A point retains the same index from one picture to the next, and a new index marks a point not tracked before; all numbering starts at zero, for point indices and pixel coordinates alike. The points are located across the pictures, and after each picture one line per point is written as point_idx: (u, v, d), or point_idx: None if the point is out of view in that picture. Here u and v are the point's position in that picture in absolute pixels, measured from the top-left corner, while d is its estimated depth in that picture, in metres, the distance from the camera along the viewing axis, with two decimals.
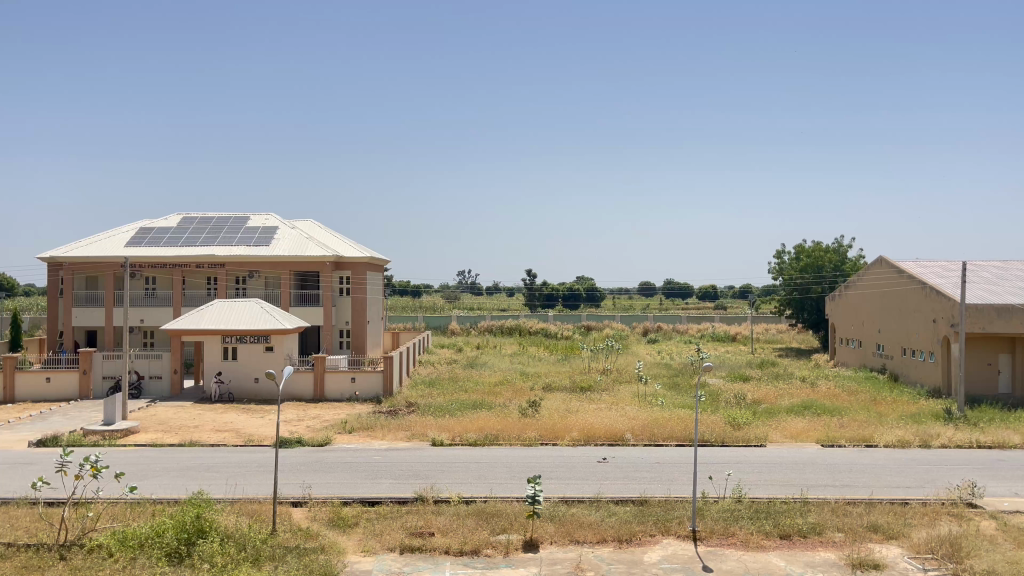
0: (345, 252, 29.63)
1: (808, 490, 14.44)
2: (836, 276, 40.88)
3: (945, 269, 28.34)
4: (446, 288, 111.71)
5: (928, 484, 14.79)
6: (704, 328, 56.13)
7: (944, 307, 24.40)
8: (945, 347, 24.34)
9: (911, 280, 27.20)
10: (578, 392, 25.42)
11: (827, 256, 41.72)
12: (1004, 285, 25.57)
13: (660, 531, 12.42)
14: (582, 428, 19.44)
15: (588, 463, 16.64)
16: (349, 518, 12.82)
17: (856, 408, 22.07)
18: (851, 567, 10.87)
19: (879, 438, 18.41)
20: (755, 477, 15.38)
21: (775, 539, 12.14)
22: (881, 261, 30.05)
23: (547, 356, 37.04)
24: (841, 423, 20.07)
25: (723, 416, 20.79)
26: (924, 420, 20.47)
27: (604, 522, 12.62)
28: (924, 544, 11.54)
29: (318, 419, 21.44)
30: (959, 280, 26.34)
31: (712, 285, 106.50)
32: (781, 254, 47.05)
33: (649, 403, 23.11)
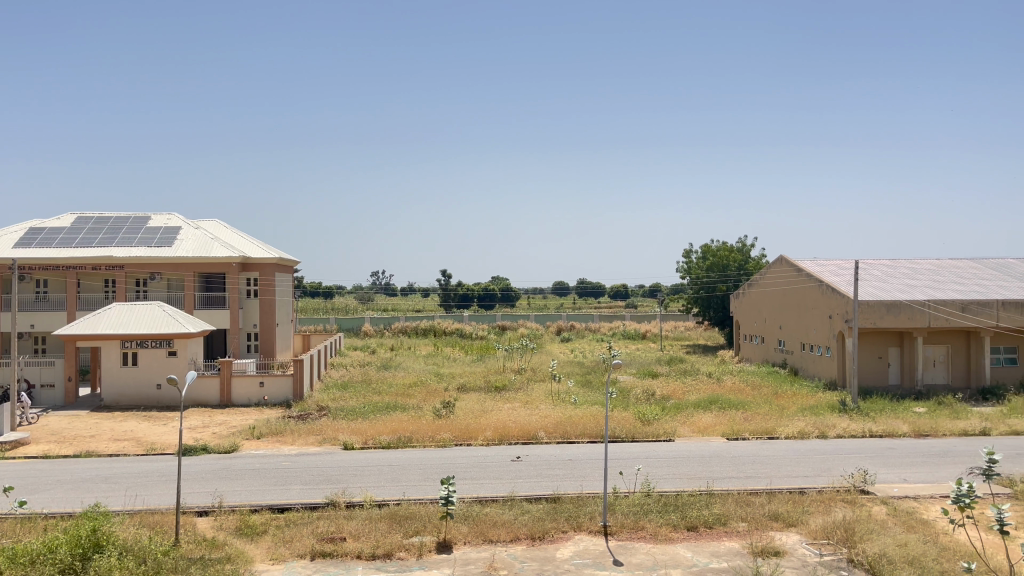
0: (252, 252, 28.92)
1: (713, 482, 14.91)
2: (740, 275, 42.43)
3: (839, 267, 29.69)
4: (357, 290, 110.49)
5: (824, 472, 15.48)
6: (616, 326, 57.19)
7: (838, 304, 25.56)
8: (840, 341, 25.50)
9: (809, 277, 28.34)
10: (493, 391, 25.47)
11: (733, 256, 43.27)
12: (893, 283, 26.95)
13: (572, 527, 12.61)
14: (496, 428, 19.51)
15: (501, 463, 16.71)
16: (257, 526, 12.50)
17: (758, 402, 22.90)
18: (753, 555, 11.28)
19: (781, 431, 19.06)
20: (662, 471, 15.81)
21: (682, 531, 12.48)
22: (780, 260, 31.22)
23: (462, 356, 36.99)
24: (745, 417, 20.74)
25: (633, 412, 21.25)
26: (822, 411, 21.41)
27: (517, 520, 12.71)
28: (821, 531, 12.10)
29: (225, 426, 20.77)
30: (852, 278, 27.62)
31: (623, 286, 109.28)
32: (689, 253, 48.57)
33: (562, 400, 23.38)
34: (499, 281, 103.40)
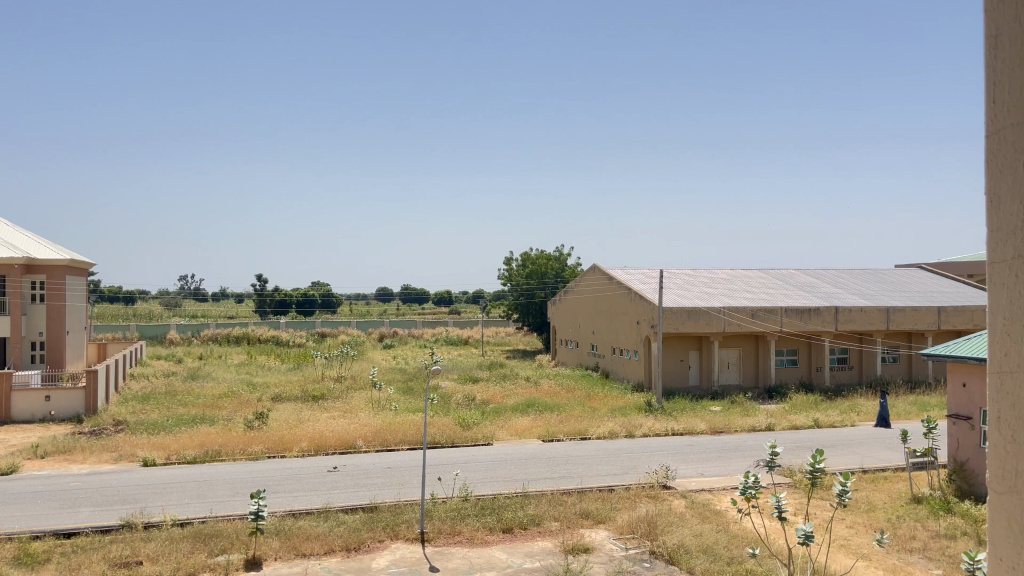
0: (38, 253, 26.26)
1: (528, 484, 15.30)
2: (557, 283, 43.94)
3: (647, 276, 31.53)
4: (164, 295, 103.42)
5: (631, 470, 16.33)
6: (438, 332, 57.33)
7: (645, 310, 27.15)
8: (647, 345, 27.08)
9: (619, 285, 29.89)
10: (309, 400, 24.69)
11: (550, 264, 44.73)
12: (694, 290, 29.04)
13: (389, 536, 12.46)
14: (312, 438, 18.92)
15: (317, 474, 16.22)
16: (39, 554, 11.33)
17: (573, 404, 23.81)
18: (564, 552, 11.67)
19: (593, 432, 19.92)
20: (480, 475, 16.02)
21: (498, 533, 12.69)
22: (594, 268, 32.67)
23: (277, 364, 35.58)
24: (560, 419, 21.49)
25: (453, 418, 21.39)
26: (630, 412, 22.62)
27: (332, 532, 12.38)
28: (627, 525, 12.75)
29: (2, 445, 18.65)
30: (658, 285, 29.45)
31: (446, 293, 109.88)
32: (509, 260, 49.64)
33: (381, 408, 23.08)
34: (319, 286, 100.60)
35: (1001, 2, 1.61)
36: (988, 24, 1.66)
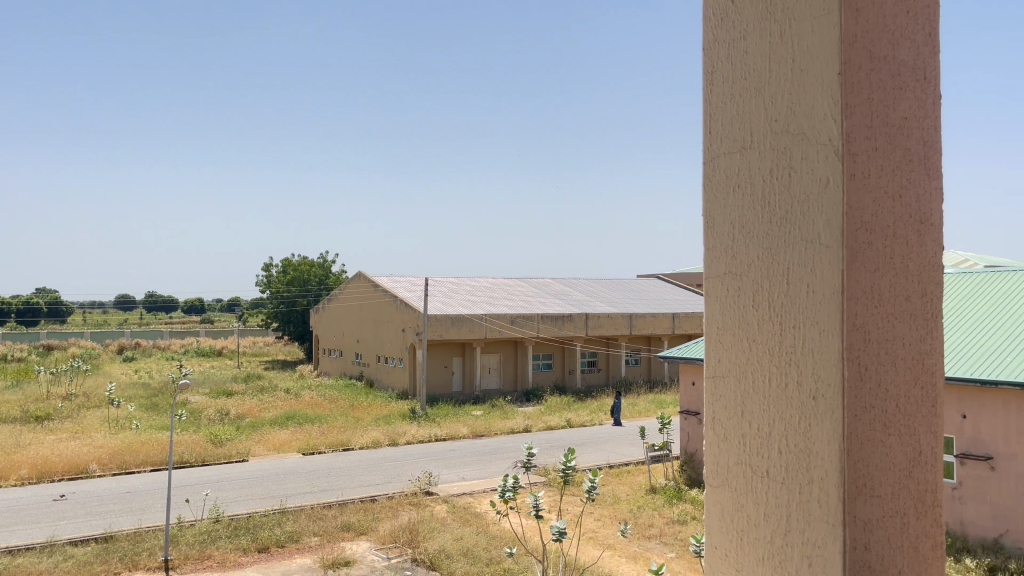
0: None
1: (286, 500, 14.69)
2: (320, 290, 42.81)
3: (411, 283, 31.69)
4: None
5: (393, 478, 16.27)
6: (189, 343, 53.48)
7: (409, 318, 27.26)
8: (411, 352, 27.19)
9: (384, 292, 29.75)
10: (32, 422, 21.87)
11: (313, 271, 43.48)
12: (456, 298, 29.67)
13: (127, 568, 11.33)
14: (35, 464, 16.76)
15: (39, 504, 14.37)
16: None
17: (335, 414, 23.28)
18: (323, 567, 11.31)
19: (355, 442, 19.60)
20: (233, 494, 15.11)
21: (252, 554, 12.02)
22: (358, 275, 32.24)
23: None
24: (321, 430, 20.91)
25: (204, 434, 20.01)
26: (393, 420, 22.56)
27: (56, 569, 11.01)
28: (388, 535, 12.65)
29: None
30: (422, 293, 29.71)
31: (199, 301, 102.87)
32: (269, 266, 47.58)
33: (120, 427, 21.03)
34: (47, 293, 89.76)
35: (713, 43, 1.78)
36: (706, 59, 1.80)
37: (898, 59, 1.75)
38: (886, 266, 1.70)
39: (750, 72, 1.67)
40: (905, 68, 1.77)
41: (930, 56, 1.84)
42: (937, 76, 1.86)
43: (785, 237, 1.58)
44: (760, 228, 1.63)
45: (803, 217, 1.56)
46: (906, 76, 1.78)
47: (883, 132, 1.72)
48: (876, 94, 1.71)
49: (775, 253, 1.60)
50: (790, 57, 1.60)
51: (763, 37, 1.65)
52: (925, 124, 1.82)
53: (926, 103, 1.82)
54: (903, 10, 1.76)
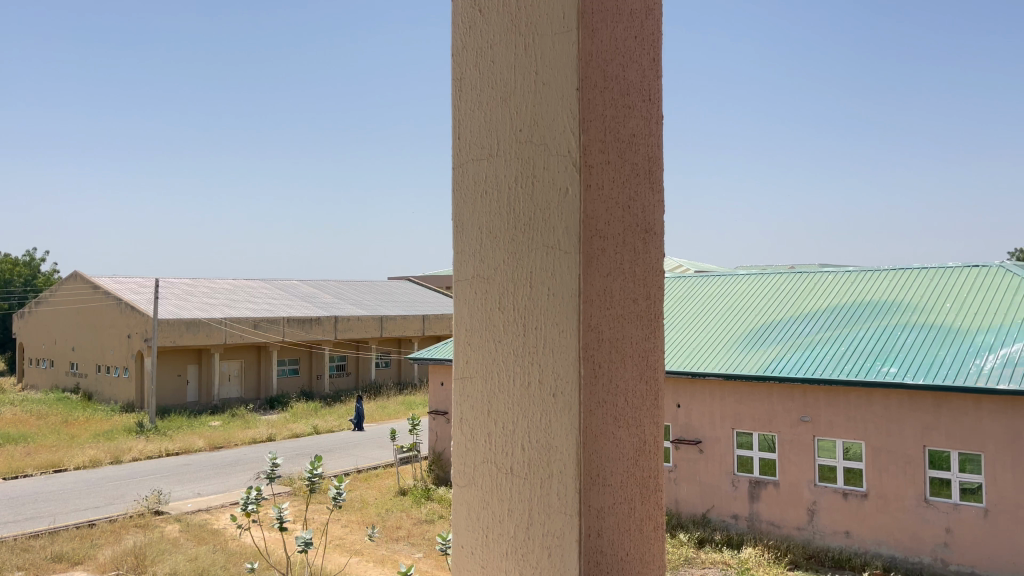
0: None
1: None
2: (26, 292, 37.73)
3: (139, 285, 28.99)
4: None
5: (116, 500, 14.76)
6: None
7: (137, 322, 24.94)
8: (139, 360, 24.85)
9: (106, 295, 26.92)
10: None
11: (17, 270, 38.24)
12: (193, 302, 27.64)
13: None
14: None
15: None
16: None
17: (44, 432, 20.61)
18: None
19: (70, 462, 17.49)
20: None
21: None
22: (75, 276, 28.86)
23: None
24: (27, 451, 18.41)
25: None
26: (117, 435, 20.46)
27: None
28: (110, 562, 11.41)
29: None
30: (152, 295, 27.30)
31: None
32: None
33: None
34: None
35: (461, 49, 1.81)
36: (455, 65, 1.82)
37: (627, 80, 1.91)
38: (616, 271, 1.84)
39: (496, 83, 1.72)
40: (633, 88, 1.93)
41: (655, 80, 2.02)
42: (660, 98, 2.04)
43: (528, 242, 1.65)
44: (506, 235, 1.69)
45: (545, 223, 1.64)
46: (634, 96, 1.93)
47: (615, 147, 1.85)
48: (610, 110, 1.84)
49: (520, 257, 1.66)
50: (533, 69, 1.67)
51: (509, 48, 1.72)
52: (649, 141, 1.99)
53: (650, 122, 1.99)
54: (631, 35, 1.92)
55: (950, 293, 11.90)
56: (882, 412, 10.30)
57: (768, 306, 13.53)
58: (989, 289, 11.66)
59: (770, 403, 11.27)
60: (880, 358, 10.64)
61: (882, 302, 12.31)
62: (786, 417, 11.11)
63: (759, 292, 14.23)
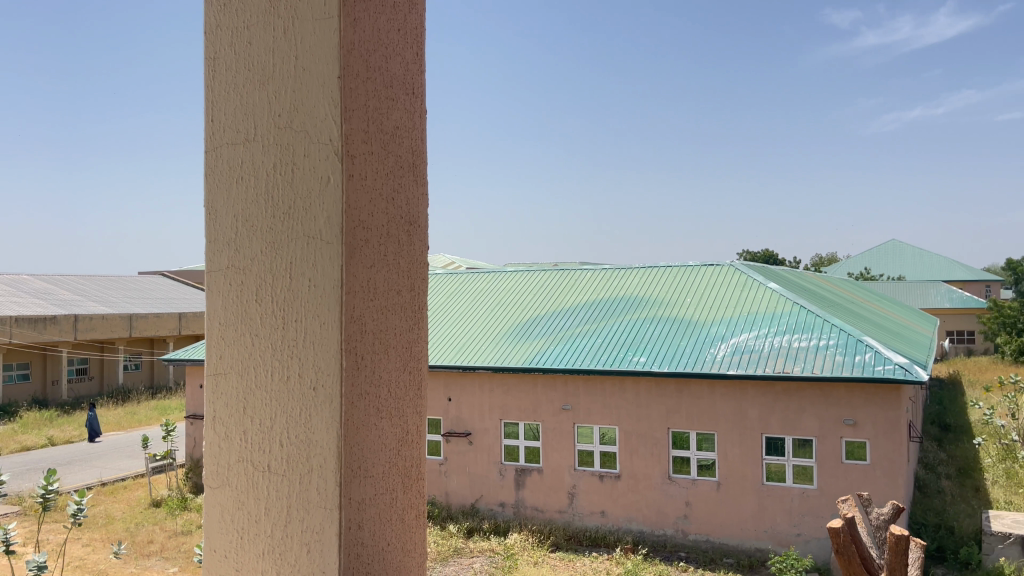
0: None
1: None
2: None
3: None
4: None
5: None
6: None
7: None
8: None
9: None
10: None
11: None
12: None
13: None
14: None
15: None
16: None
17: None
18: None
19: None
20: None
21: None
22: None
23: None
24: None
25: None
26: None
27: None
28: None
29: None
30: None
31: None
32: None
33: None
34: None
35: (215, 27, 1.70)
36: (207, 43, 1.71)
37: (390, 72, 1.91)
38: (379, 263, 1.83)
39: (254, 65, 1.65)
40: (395, 81, 1.93)
41: (419, 74, 2.04)
42: (423, 92, 2.06)
43: (288, 232, 1.60)
44: (265, 223, 1.62)
45: (306, 213, 1.60)
46: (397, 88, 1.94)
47: (378, 138, 1.85)
48: (373, 101, 1.83)
49: (280, 247, 1.61)
50: (293, 54, 1.63)
51: (266, 30, 1.65)
52: (414, 134, 2.00)
53: (414, 115, 2.00)
54: (394, 28, 1.93)
55: (689, 289, 13.22)
56: (633, 399, 11.20)
57: (532, 302, 14.18)
58: (719, 286, 13.09)
59: (535, 394, 11.82)
60: (632, 349, 11.55)
61: (633, 298, 13.39)
62: (548, 406, 11.71)
63: (524, 289, 14.87)
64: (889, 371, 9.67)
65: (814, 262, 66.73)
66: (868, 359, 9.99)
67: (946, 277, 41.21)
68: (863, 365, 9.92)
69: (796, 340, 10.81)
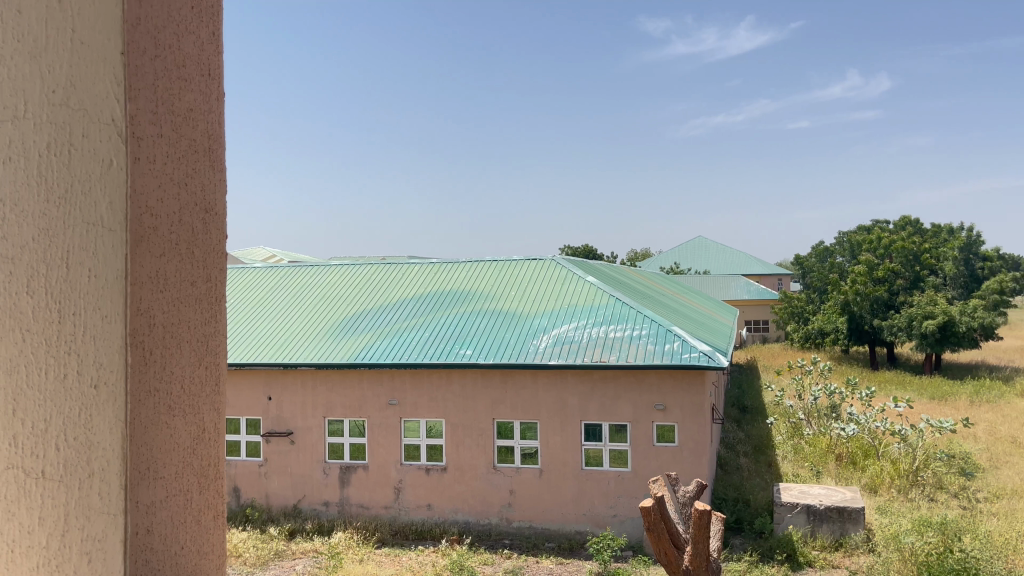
0: None
1: None
2: None
3: None
4: None
5: None
6: None
7: None
8: None
9: None
10: None
11: None
12: None
13: None
14: None
15: None
16: None
17: None
18: None
19: None
20: None
21: None
22: None
23: None
24: None
25: None
26: None
27: None
28: None
29: None
30: None
31: None
32: None
33: None
34: None
35: None
36: None
37: (182, 51, 1.80)
38: (170, 252, 1.73)
39: None
40: (188, 60, 1.83)
41: (215, 56, 1.95)
42: (219, 75, 1.97)
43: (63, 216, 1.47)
44: None
45: (84, 196, 1.47)
46: (190, 69, 1.84)
47: (169, 120, 1.74)
48: (163, 80, 1.72)
49: None
50: None
51: None
52: (210, 117, 1.91)
53: (210, 98, 1.91)
54: (187, 5, 1.82)
55: (512, 283, 13.54)
56: (459, 391, 11.31)
57: (357, 296, 13.95)
58: (541, 279, 13.52)
59: (360, 390, 11.65)
60: (459, 342, 11.66)
61: (458, 291, 13.52)
62: (374, 401, 11.59)
63: (348, 283, 14.59)
64: (694, 358, 10.40)
65: (630, 255, 70.46)
66: (676, 347, 10.70)
67: (745, 270, 44.92)
68: (672, 352, 10.59)
69: (612, 331, 11.37)
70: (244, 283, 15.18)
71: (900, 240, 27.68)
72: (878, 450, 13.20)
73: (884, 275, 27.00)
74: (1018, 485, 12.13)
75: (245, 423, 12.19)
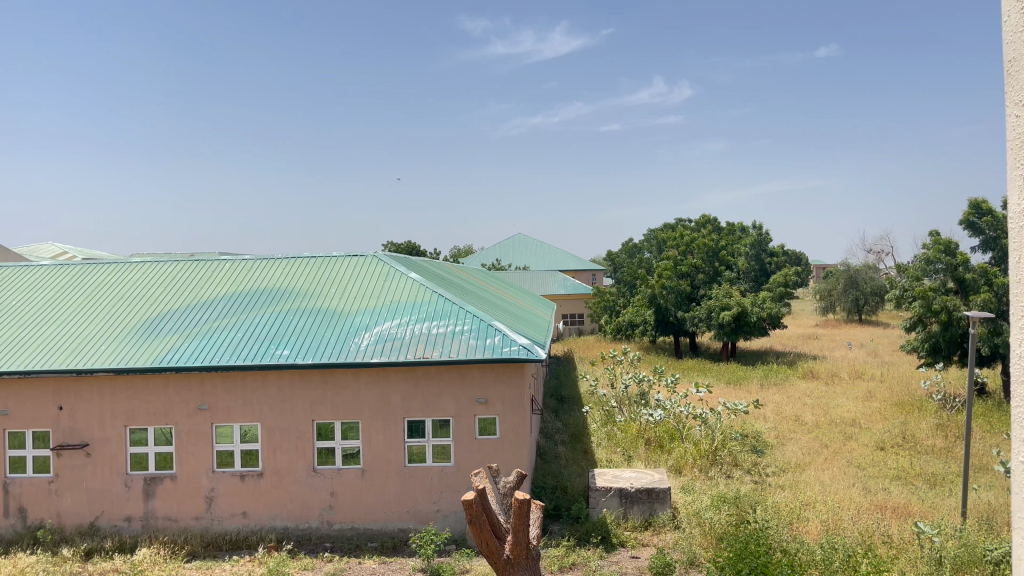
0: None
1: None
2: None
3: None
4: None
5: None
6: None
7: None
8: None
9: None
10: None
11: None
12: None
13: None
14: None
15: None
16: None
17: None
18: None
19: None
20: None
21: None
22: None
23: None
24: None
25: None
26: None
27: None
28: None
29: None
30: None
31: None
32: None
33: None
34: None
35: None
36: None
37: None
38: None
39: None
40: None
41: None
42: None
43: None
44: None
45: None
46: None
47: None
48: None
49: None
50: None
51: None
52: None
53: None
54: None
55: (331, 281, 13.20)
56: (275, 393, 10.89)
57: (161, 296, 13.05)
58: (361, 277, 13.28)
59: (166, 395, 10.92)
60: (274, 342, 11.22)
61: (274, 290, 13.00)
62: (182, 408, 10.92)
63: (151, 282, 13.62)
64: (514, 351, 10.64)
65: (455, 253, 70.91)
66: (497, 342, 10.89)
67: (560, 267, 46.60)
68: (493, 347, 10.77)
69: (434, 327, 11.40)
70: (28, 284, 13.74)
71: (701, 237, 29.64)
72: (682, 433, 14.20)
73: (687, 271, 28.94)
74: (799, 459, 13.48)
75: (31, 436, 11.09)
